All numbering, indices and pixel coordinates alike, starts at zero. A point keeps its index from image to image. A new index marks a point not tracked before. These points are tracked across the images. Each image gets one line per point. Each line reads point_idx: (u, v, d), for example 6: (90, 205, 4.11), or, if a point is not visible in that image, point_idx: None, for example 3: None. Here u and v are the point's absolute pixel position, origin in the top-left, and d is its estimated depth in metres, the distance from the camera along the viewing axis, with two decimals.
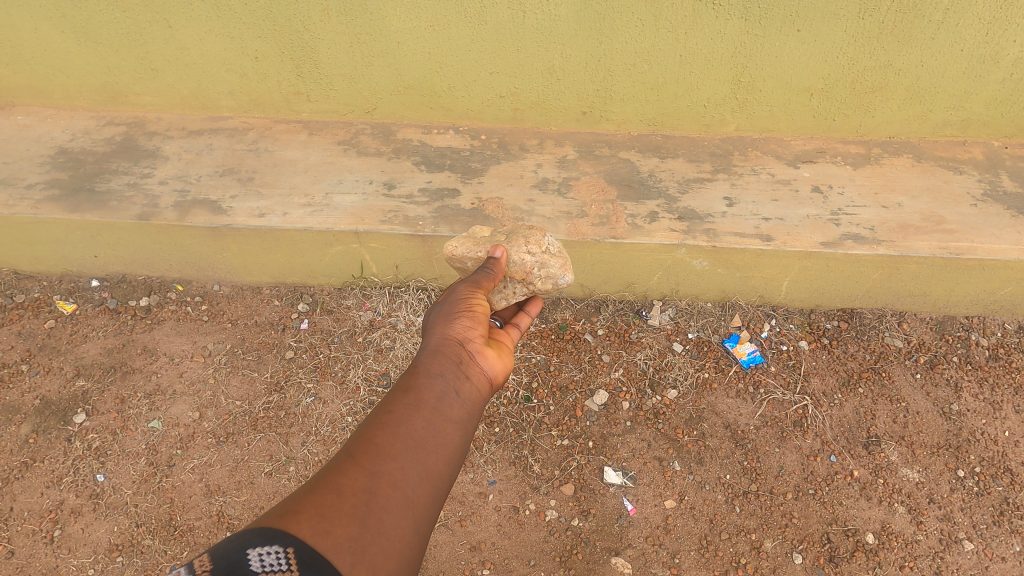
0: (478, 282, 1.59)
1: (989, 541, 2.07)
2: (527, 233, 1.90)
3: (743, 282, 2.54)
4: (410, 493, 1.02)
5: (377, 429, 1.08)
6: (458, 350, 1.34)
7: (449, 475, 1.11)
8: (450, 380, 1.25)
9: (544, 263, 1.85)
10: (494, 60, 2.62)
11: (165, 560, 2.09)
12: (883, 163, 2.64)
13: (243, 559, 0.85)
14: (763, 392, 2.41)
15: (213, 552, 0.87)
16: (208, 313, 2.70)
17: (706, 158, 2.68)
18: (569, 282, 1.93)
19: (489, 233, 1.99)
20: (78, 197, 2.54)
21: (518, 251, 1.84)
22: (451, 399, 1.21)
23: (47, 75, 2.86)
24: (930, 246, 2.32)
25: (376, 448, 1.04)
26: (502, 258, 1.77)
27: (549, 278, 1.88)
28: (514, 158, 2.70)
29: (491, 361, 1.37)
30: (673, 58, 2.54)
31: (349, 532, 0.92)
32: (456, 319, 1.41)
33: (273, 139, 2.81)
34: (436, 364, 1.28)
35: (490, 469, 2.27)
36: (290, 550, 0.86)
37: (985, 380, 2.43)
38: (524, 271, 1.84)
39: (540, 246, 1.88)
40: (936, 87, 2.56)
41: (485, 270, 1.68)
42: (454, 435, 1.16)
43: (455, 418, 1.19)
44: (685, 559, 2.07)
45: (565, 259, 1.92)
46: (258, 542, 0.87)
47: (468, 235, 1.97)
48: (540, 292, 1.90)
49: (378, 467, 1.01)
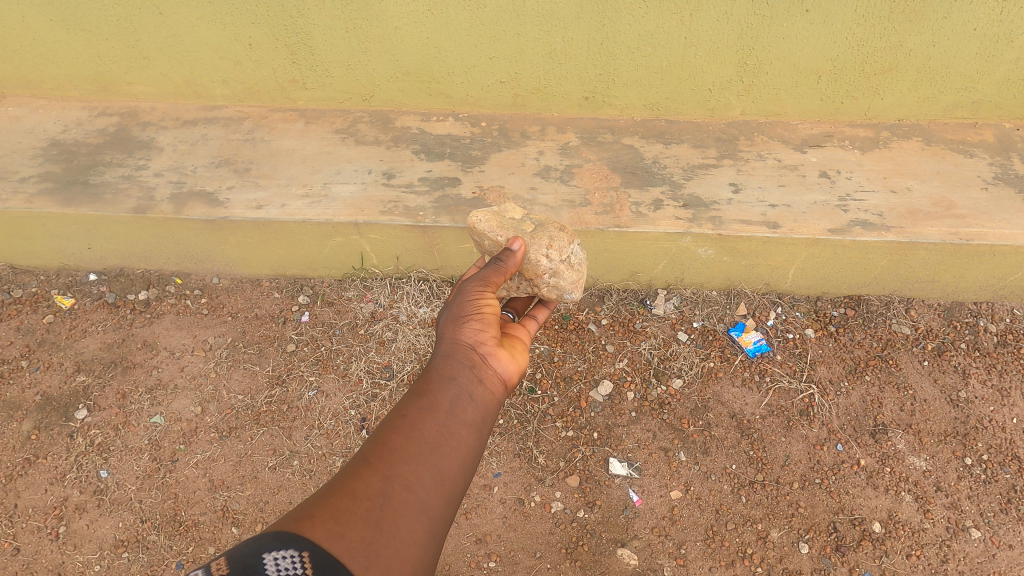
0: (487, 276, 1.54)
1: (996, 529, 2.07)
2: (556, 235, 1.84)
3: (748, 269, 2.51)
4: (424, 496, 1.00)
5: (392, 431, 1.06)
6: (471, 352, 1.30)
7: (464, 477, 1.09)
8: (463, 383, 1.22)
9: (556, 272, 1.81)
10: (494, 45, 2.55)
11: (171, 555, 2.09)
12: (891, 146, 2.59)
13: (259, 563, 0.85)
14: (769, 380, 2.39)
15: (230, 556, 0.86)
16: (207, 306, 2.67)
17: (711, 143, 2.63)
18: (573, 298, 1.89)
19: (520, 215, 1.94)
20: (73, 190, 2.50)
21: (537, 251, 1.79)
22: (465, 403, 1.18)
23: (37, 64, 2.79)
24: (941, 231, 2.28)
25: (390, 451, 1.02)
26: (519, 251, 1.70)
27: (556, 288, 1.84)
28: (515, 145, 2.65)
29: (505, 362, 1.33)
30: (678, 41, 2.48)
31: (363, 536, 0.91)
32: (466, 320, 1.37)
33: (270, 128, 2.76)
34: (449, 367, 1.25)
35: (495, 461, 2.26)
36: (304, 555, 0.85)
37: (994, 367, 2.41)
38: (535, 272, 1.81)
39: (562, 254, 1.82)
40: (948, 68, 2.50)
41: (495, 262, 1.63)
42: (469, 438, 1.13)
43: (470, 421, 1.16)
44: (692, 549, 2.07)
45: (581, 276, 1.88)
46: (273, 546, 0.86)
47: (497, 213, 1.92)
48: (544, 296, 1.88)
49: (393, 470, 0.99)
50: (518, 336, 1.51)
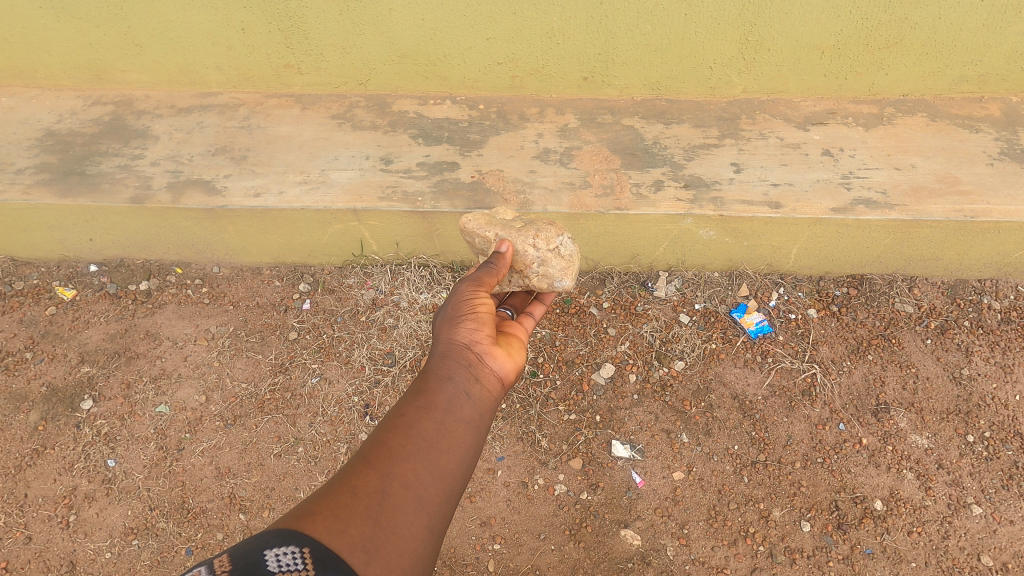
0: (483, 278, 1.54)
1: (997, 505, 2.08)
2: (543, 228, 1.85)
3: (750, 250, 2.49)
4: (423, 492, 1.01)
5: (389, 431, 1.06)
6: (467, 351, 1.30)
7: (463, 474, 1.09)
8: (460, 382, 1.22)
9: (545, 261, 1.80)
10: (491, 25, 2.51)
11: (180, 542, 2.13)
12: (895, 123, 2.55)
13: (261, 560, 0.84)
14: (771, 361, 2.39)
15: (232, 553, 0.86)
16: (209, 295, 2.67)
17: (713, 122, 2.59)
18: (567, 288, 1.85)
19: (511, 214, 1.96)
20: (70, 181, 2.48)
21: (524, 243, 1.79)
22: (462, 401, 1.18)
23: (29, 53, 2.76)
24: (944, 209, 2.25)
25: (388, 450, 1.03)
26: (508, 252, 1.72)
27: (546, 277, 1.81)
28: (514, 128, 2.62)
29: (502, 360, 1.33)
30: (677, 18, 2.44)
31: (362, 532, 0.91)
32: (462, 320, 1.36)
33: (265, 114, 2.73)
34: (444, 367, 1.25)
35: (498, 445, 2.27)
36: (305, 550, 0.85)
37: (997, 344, 2.40)
38: (523, 263, 1.80)
39: (550, 243, 1.81)
40: (954, 41, 2.45)
41: (490, 265, 1.63)
42: (467, 435, 1.14)
43: (467, 419, 1.16)
44: (694, 529, 2.09)
45: (571, 266, 1.84)
46: (276, 543, 0.86)
47: (488, 213, 1.93)
48: (538, 290, 1.85)
49: (391, 468, 1.00)
50: (515, 334, 1.50)
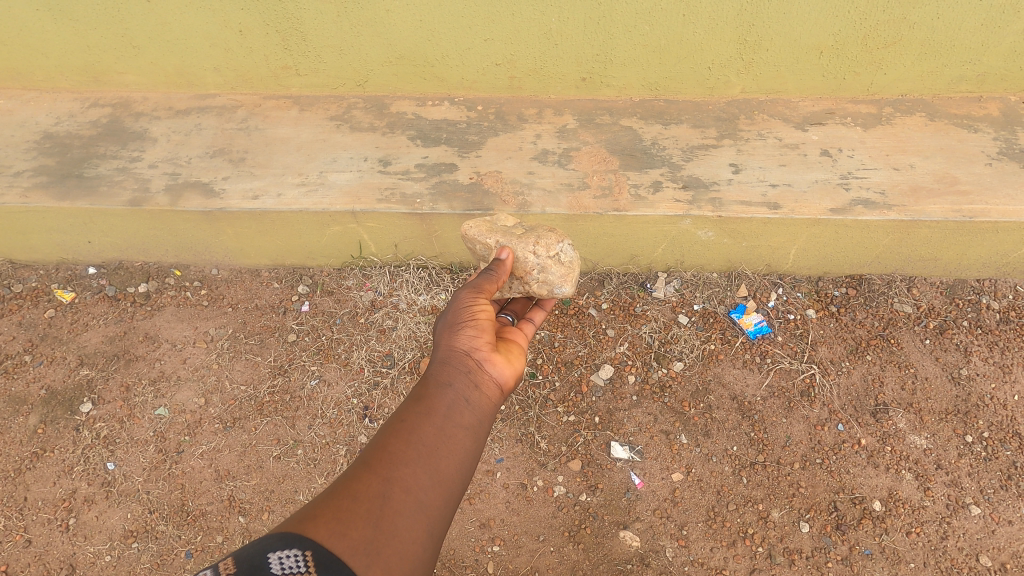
0: (482, 285, 1.54)
1: (996, 505, 2.08)
2: (543, 235, 1.85)
3: (749, 251, 2.49)
4: (423, 497, 1.01)
5: (390, 436, 1.07)
6: (467, 357, 1.30)
7: (462, 480, 1.10)
8: (460, 388, 1.22)
9: (544, 267, 1.79)
10: (488, 26, 2.51)
11: (180, 544, 2.13)
12: (894, 123, 2.55)
13: (265, 563, 0.84)
14: (770, 361, 2.39)
15: (237, 556, 0.86)
16: (207, 297, 2.67)
17: (711, 123, 2.59)
18: (566, 294, 1.85)
19: (512, 222, 1.96)
20: (68, 183, 2.48)
21: (524, 250, 1.79)
22: (462, 407, 1.18)
23: (27, 55, 2.75)
24: (943, 209, 2.25)
25: (389, 454, 1.03)
26: (508, 259, 1.72)
27: (546, 283, 1.81)
28: (512, 129, 2.61)
29: (501, 366, 1.33)
30: (675, 19, 2.43)
31: (363, 535, 0.91)
32: (462, 326, 1.37)
33: (264, 116, 2.72)
34: (444, 373, 1.25)
35: (497, 446, 2.27)
36: (308, 553, 0.86)
37: (996, 344, 2.40)
38: (523, 270, 1.79)
39: (549, 250, 1.81)
40: (953, 40, 2.45)
41: (490, 271, 1.63)
42: (467, 441, 1.14)
43: (467, 424, 1.16)
44: (693, 530, 2.09)
45: (571, 272, 1.84)
46: (279, 545, 0.87)
47: (488, 220, 1.93)
48: (537, 295, 1.85)
49: (392, 472, 1.00)
50: (515, 340, 1.50)
